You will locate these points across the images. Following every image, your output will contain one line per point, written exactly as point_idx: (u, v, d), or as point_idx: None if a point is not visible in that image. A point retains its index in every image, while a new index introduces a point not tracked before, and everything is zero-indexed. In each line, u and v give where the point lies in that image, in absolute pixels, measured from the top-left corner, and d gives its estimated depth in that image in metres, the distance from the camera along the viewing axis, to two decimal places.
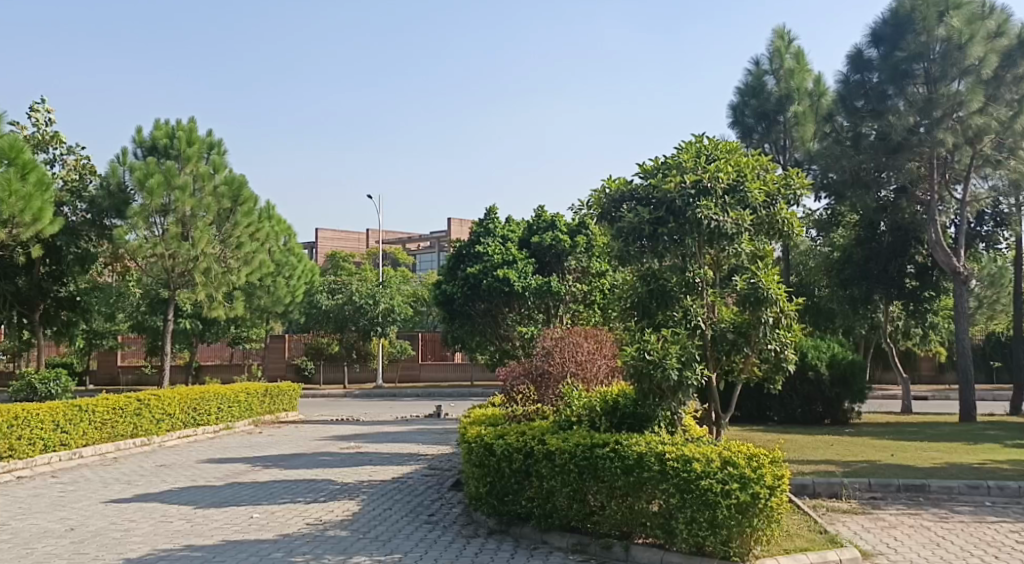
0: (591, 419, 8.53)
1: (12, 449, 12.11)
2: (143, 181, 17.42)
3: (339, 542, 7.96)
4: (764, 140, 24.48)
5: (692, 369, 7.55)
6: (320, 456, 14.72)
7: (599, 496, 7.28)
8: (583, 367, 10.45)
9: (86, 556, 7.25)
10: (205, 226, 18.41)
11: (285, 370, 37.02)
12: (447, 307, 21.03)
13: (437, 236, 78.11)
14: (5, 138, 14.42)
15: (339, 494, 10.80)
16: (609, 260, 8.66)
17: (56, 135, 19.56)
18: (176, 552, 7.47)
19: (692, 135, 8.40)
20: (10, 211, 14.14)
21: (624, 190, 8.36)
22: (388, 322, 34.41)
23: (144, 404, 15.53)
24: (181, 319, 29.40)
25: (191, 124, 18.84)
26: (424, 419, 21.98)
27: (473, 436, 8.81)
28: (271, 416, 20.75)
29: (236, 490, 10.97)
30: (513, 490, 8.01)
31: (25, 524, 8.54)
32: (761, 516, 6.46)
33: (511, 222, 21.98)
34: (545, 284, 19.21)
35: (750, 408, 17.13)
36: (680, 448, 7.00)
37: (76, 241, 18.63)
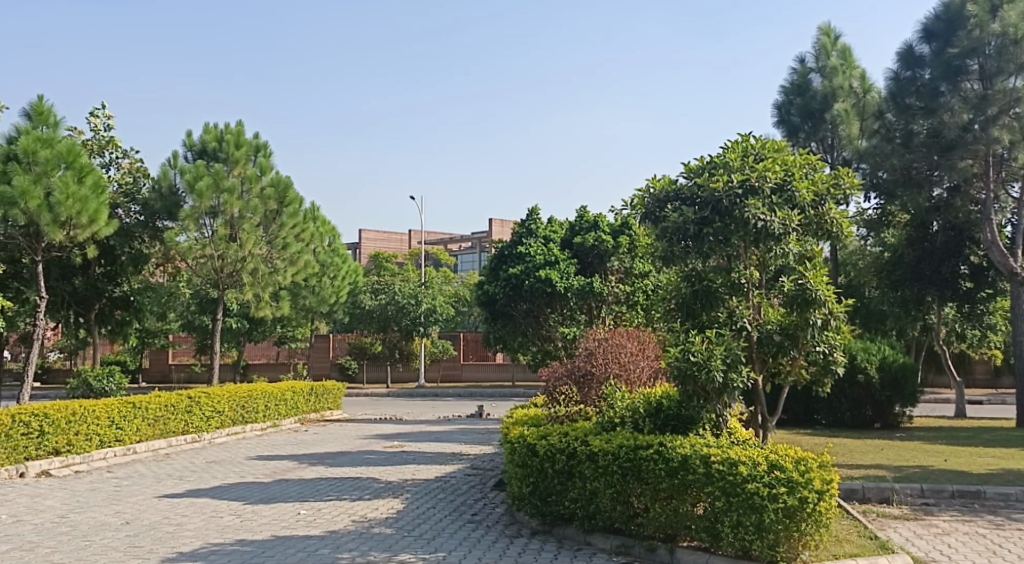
0: (634, 420, 8.51)
1: (69, 444, 12.45)
2: (192, 183, 17.78)
3: (384, 540, 8.03)
4: (810, 139, 24.15)
5: (738, 372, 7.48)
6: (365, 455, 14.86)
7: (643, 498, 7.25)
8: (626, 369, 10.40)
9: (142, 549, 7.42)
10: (252, 228, 18.72)
11: (330, 370, 37.47)
12: (490, 307, 21.17)
13: (479, 237, 78.39)
14: (64, 143, 14.92)
15: (384, 493, 10.89)
16: (653, 260, 8.62)
17: (112, 140, 20.05)
18: (227, 546, 7.61)
19: (738, 134, 8.31)
20: (67, 213, 14.54)
21: (669, 190, 8.30)
22: (430, 323, 34.62)
23: (195, 401, 15.83)
24: (228, 318, 29.96)
25: (239, 127, 19.12)
26: (467, 419, 22.08)
27: (515, 436, 8.83)
28: (316, 415, 21.01)
29: (284, 487, 11.14)
30: (556, 491, 8.01)
31: (83, 517, 8.78)
32: (809, 521, 6.36)
33: (553, 222, 22.06)
34: (588, 285, 19.13)
35: (797, 412, 16.81)
36: (726, 451, 6.92)
37: (129, 242, 19.13)
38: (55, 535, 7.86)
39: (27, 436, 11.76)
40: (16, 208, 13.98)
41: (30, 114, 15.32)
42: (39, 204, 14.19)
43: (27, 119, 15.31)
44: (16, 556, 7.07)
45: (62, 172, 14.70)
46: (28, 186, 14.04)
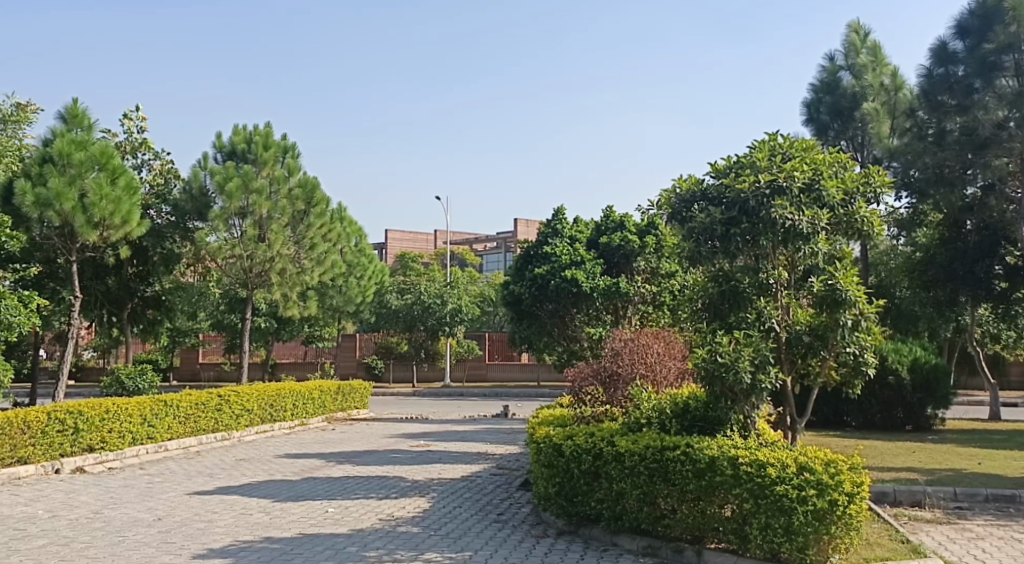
0: (661, 422, 8.50)
1: (103, 441, 12.64)
2: (222, 184, 17.97)
3: (410, 538, 8.07)
4: (840, 137, 23.86)
5: (766, 373, 7.42)
6: (392, 454, 14.94)
7: (670, 499, 7.22)
8: (652, 369, 10.38)
9: (174, 544, 7.52)
10: (280, 228, 18.89)
11: (357, 369, 37.70)
12: (515, 307, 21.15)
13: (504, 237, 78.50)
14: (97, 145, 15.12)
15: (410, 492, 10.95)
16: (679, 260, 8.59)
17: (145, 142, 20.32)
18: (257, 543, 7.69)
19: (766, 133, 8.26)
20: (100, 214, 14.76)
21: (695, 190, 8.27)
22: (456, 323, 34.73)
23: (225, 399, 16.00)
24: (257, 318, 30.26)
25: (267, 129, 19.29)
26: (493, 419, 22.12)
27: (541, 436, 8.84)
28: (344, 414, 21.17)
29: (312, 485, 11.24)
30: (583, 491, 8.00)
31: (116, 513, 8.91)
32: (839, 523, 6.32)
33: (579, 222, 22.04)
34: (613, 285, 19.05)
35: (826, 413, 16.72)
36: (754, 452, 6.87)
37: (162, 242, 19.33)
38: (89, 530, 7.99)
39: (63, 433, 11.95)
40: (51, 210, 14.32)
41: (65, 117, 15.57)
42: (73, 206, 14.45)
43: (62, 122, 15.59)
44: (52, 550, 7.19)
45: (96, 174, 14.93)
46: (63, 188, 14.34)
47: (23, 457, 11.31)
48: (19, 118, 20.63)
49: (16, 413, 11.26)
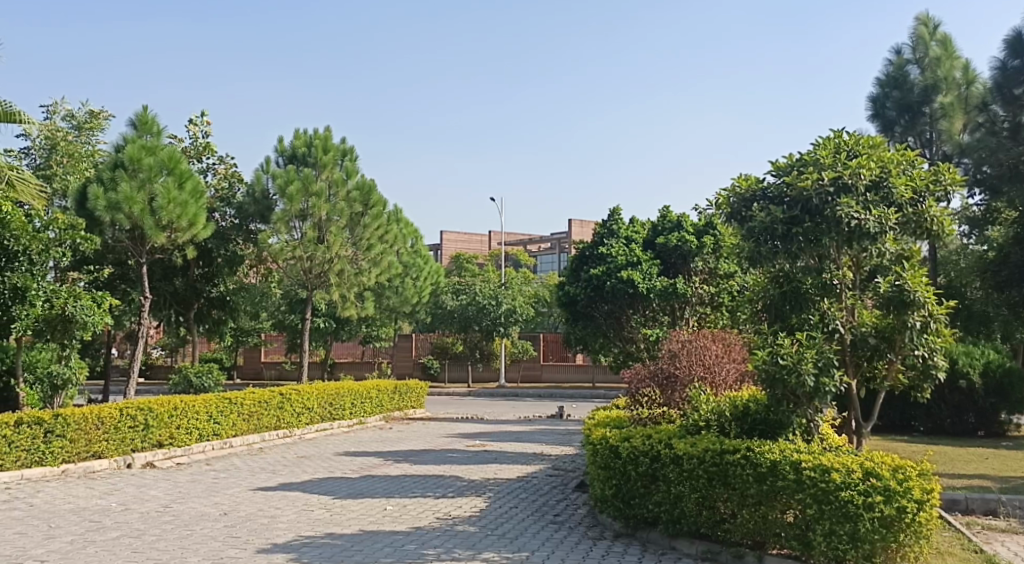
0: (720, 424, 8.45)
1: (171, 437, 12.98)
2: (283, 187, 18.36)
3: (467, 538, 8.11)
4: (907, 133, 23.13)
5: (830, 376, 7.25)
6: (448, 453, 15.06)
7: (730, 504, 7.12)
8: (711, 371, 10.22)
9: (239, 539, 7.68)
10: (339, 230, 19.19)
11: (413, 369, 38.03)
12: (570, 308, 21.06)
13: (558, 238, 78.39)
14: (166, 150, 15.48)
15: (467, 491, 11.01)
16: (739, 260, 8.45)
17: (209, 146, 20.81)
18: (319, 539, 7.81)
19: (829, 130, 8.10)
20: (168, 217, 15.13)
21: (756, 189, 8.13)
22: (510, 323, 34.83)
23: (286, 398, 16.28)
24: (317, 318, 30.78)
25: (327, 132, 19.62)
26: (549, 420, 22.12)
27: (598, 437, 8.79)
28: (401, 413, 21.40)
29: (371, 483, 11.39)
30: (640, 493, 7.92)
31: (185, 507, 9.14)
32: (908, 531, 6.20)
33: (635, 223, 21.87)
34: (670, 286, 19.03)
35: (893, 418, 16.36)
36: (818, 457, 6.74)
37: (226, 244, 19.84)
38: (158, 523, 8.21)
39: (134, 429, 12.31)
40: (121, 214, 14.78)
41: (135, 124, 16.07)
42: (142, 209, 14.89)
43: (133, 128, 16.07)
44: (125, 542, 7.40)
45: (164, 178, 15.33)
46: (132, 193, 14.81)
47: (97, 451, 11.68)
48: (92, 125, 21.33)
49: (90, 409, 11.63)
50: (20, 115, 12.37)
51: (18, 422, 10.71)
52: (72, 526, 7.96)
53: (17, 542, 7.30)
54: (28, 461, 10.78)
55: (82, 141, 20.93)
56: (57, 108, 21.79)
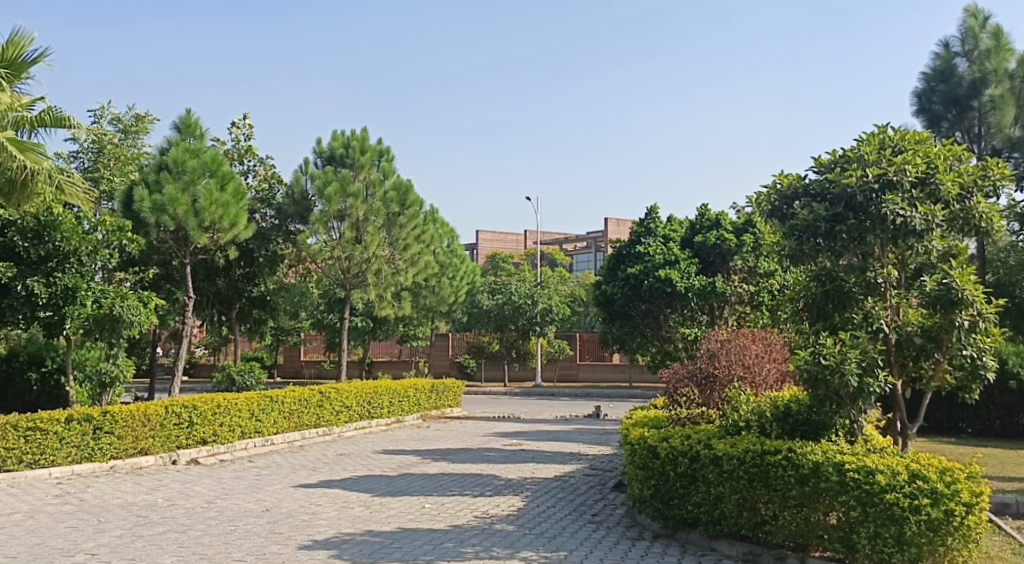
0: (761, 424, 8.35)
1: (215, 434, 13.17)
2: (322, 188, 18.56)
3: (506, 536, 8.11)
4: (954, 128, 22.75)
5: (874, 377, 7.14)
6: (486, 452, 15.08)
7: (771, 505, 7.02)
8: (750, 371, 10.10)
9: (282, 535, 7.76)
10: (376, 230, 19.29)
11: (449, 368, 38.16)
12: (607, 308, 20.98)
13: (593, 237, 78.05)
14: (208, 152, 15.78)
15: (505, 490, 11.01)
16: (779, 258, 8.34)
17: (250, 149, 21.09)
18: (359, 535, 7.87)
19: (874, 126, 7.97)
20: (210, 219, 15.36)
21: (797, 186, 8.02)
22: (547, 322, 34.80)
23: (326, 396, 16.43)
24: (355, 318, 31.08)
25: (364, 133, 19.78)
26: (586, 420, 22.06)
27: (636, 437, 8.73)
28: (438, 412, 21.49)
29: (409, 481, 11.45)
30: (680, 494, 7.85)
31: (228, 503, 9.26)
32: (956, 535, 6.06)
33: (672, 221, 21.74)
34: (709, 285, 18.92)
35: (939, 419, 16.13)
36: (862, 458, 6.62)
37: (267, 244, 20.11)
38: (203, 519, 8.33)
39: (179, 426, 12.53)
40: (166, 215, 15.05)
41: (179, 127, 16.34)
42: (186, 210, 15.12)
43: (177, 132, 16.35)
44: (171, 537, 7.51)
45: (206, 180, 15.60)
46: (177, 194, 15.05)
47: (144, 448, 11.90)
48: (138, 129, 21.75)
49: (137, 407, 11.86)
50: (71, 119, 12.62)
51: (68, 418, 10.97)
52: (120, 521, 8.11)
53: (68, 535, 7.45)
54: (78, 456, 11.01)
55: (128, 144, 21.35)
56: (104, 112, 22.25)
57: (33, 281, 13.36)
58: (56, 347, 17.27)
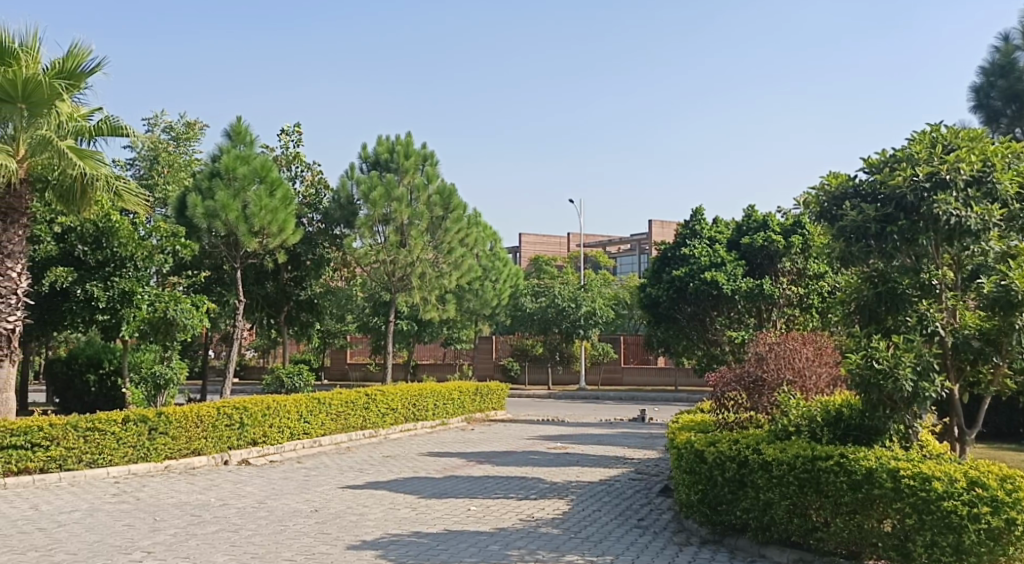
0: (811, 430, 8.22)
1: (265, 435, 13.38)
2: (367, 193, 18.85)
3: (551, 539, 8.10)
4: (1014, 127, 18.89)
5: (930, 381, 6.96)
6: (531, 455, 15.05)
7: (823, 511, 6.89)
8: (801, 375, 9.91)
9: (330, 535, 7.83)
10: (420, 234, 19.43)
11: (494, 371, 38.21)
12: (652, 310, 20.85)
13: (638, 239, 77.44)
14: (257, 159, 16.04)
15: (550, 493, 10.98)
16: (829, 260, 8.18)
17: (298, 155, 21.38)
18: (406, 537, 7.91)
19: (925, 124, 7.75)
20: (260, 224, 15.64)
21: (847, 186, 7.86)
22: (591, 325, 34.62)
23: (372, 398, 16.57)
24: (400, 320, 31.31)
25: (408, 138, 19.93)
26: (630, 423, 21.93)
27: (681, 441, 8.63)
28: (482, 415, 21.53)
29: (455, 483, 11.48)
30: (727, 499, 7.73)
31: (279, 503, 9.39)
32: (1018, 545, 5.90)
33: (719, 222, 21.57)
34: (757, 287, 18.69)
35: (999, 425, 15.70)
36: (917, 464, 6.46)
37: (313, 248, 20.52)
38: (254, 518, 8.45)
39: (230, 427, 12.72)
40: (218, 221, 15.35)
41: (230, 135, 16.64)
42: (237, 216, 15.37)
43: (227, 139, 16.66)
44: (223, 536, 7.63)
45: (257, 186, 15.85)
46: (229, 200, 15.31)
47: (197, 448, 12.11)
48: (190, 136, 22.19)
49: (190, 409, 12.08)
50: (127, 128, 12.91)
51: (125, 420, 11.21)
52: (175, 519, 8.27)
53: (125, 533, 7.61)
54: (135, 456, 11.26)
55: (180, 152, 21.80)
56: (157, 121, 22.76)
57: (92, 286, 13.78)
58: (114, 350, 17.69)
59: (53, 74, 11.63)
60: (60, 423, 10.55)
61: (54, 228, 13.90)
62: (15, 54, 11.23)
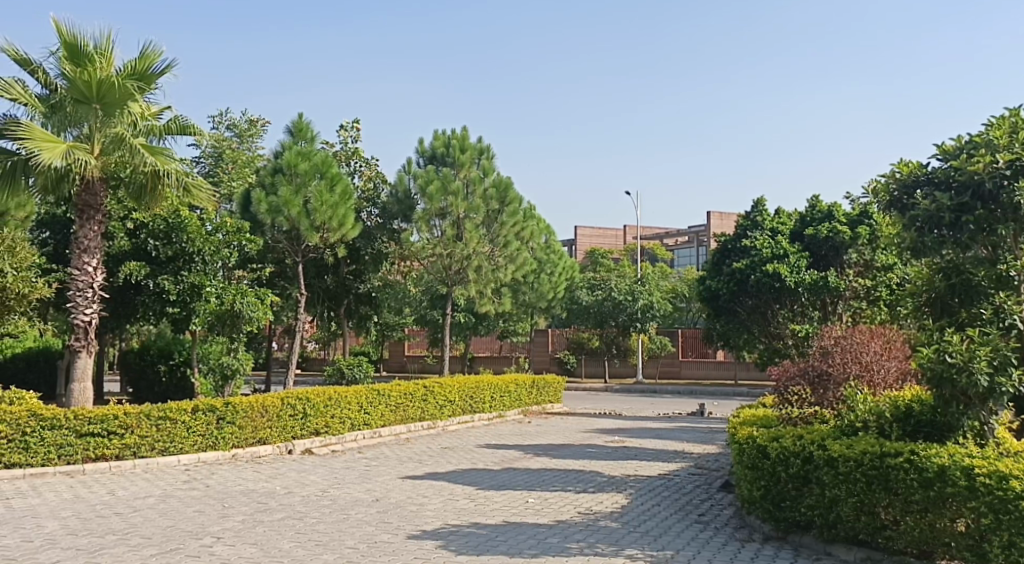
0: (879, 425, 8.01)
1: (327, 426, 13.58)
2: (424, 187, 18.99)
3: (611, 533, 8.04)
4: None
5: (1007, 375, 6.67)
6: (588, 448, 14.99)
7: (892, 510, 6.69)
8: (868, 370, 9.68)
9: (392, 524, 7.90)
10: (475, 227, 19.48)
11: (550, 364, 38.22)
12: (712, 304, 20.52)
13: (696, 231, 76.48)
14: (319, 155, 16.31)
15: (608, 487, 10.92)
16: (899, 251, 7.88)
17: (356, 151, 21.68)
18: (465, 528, 7.94)
19: (1003, 109, 7.40)
20: (321, 219, 15.84)
21: (919, 174, 7.53)
22: (648, 318, 34.19)
23: (430, 390, 16.69)
24: (457, 313, 31.50)
25: (464, 132, 20.01)
26: (689, 418, 21.67)
27: (744, 436, 8.45)
28: (539, 407, 21.54)
29: (513, 475, 11.50)
30: (791, 496, 7.58)
31: (341, 492, 9.52)
32: None
33: (781, 214, 21.10)
34: (821, 280, 18.64)
35: None
36: (993, 462, 6.21)
37: (373, 242, 20.62)
38: (318, 506, 8.56)
39: (294, 417, 12.95)
40: (281, 215, 15.64)
41: (292, 131, 16.91)
42: (299, 212, 15.66)
43: (289, 135, 16.95)
44: (289, 523, 7.75)
45: (318, 182, 16.10)
46: (291, 196, 15.61)
47: (263, 438, 12.35)
48: (252, 133, 22.60)
49: (256, 398, 12.32)
50: (195, 127, 13.20)
51: (194, 409, 11.49)
52: (243, 506, 8.43)
53: (196, 519, 7.79)
54: (204, 445, 11.54)
55: (244, 148, 22.29)
56: (221, 119, 23.25)
57: (164, 279, 14.18)
58: (183, 342, 18.16)
59: (125, 76, 11.94)
60: (134, 412, 10.87)
61: (127, 224, 14.42)
62: (90, 55, 11.57)
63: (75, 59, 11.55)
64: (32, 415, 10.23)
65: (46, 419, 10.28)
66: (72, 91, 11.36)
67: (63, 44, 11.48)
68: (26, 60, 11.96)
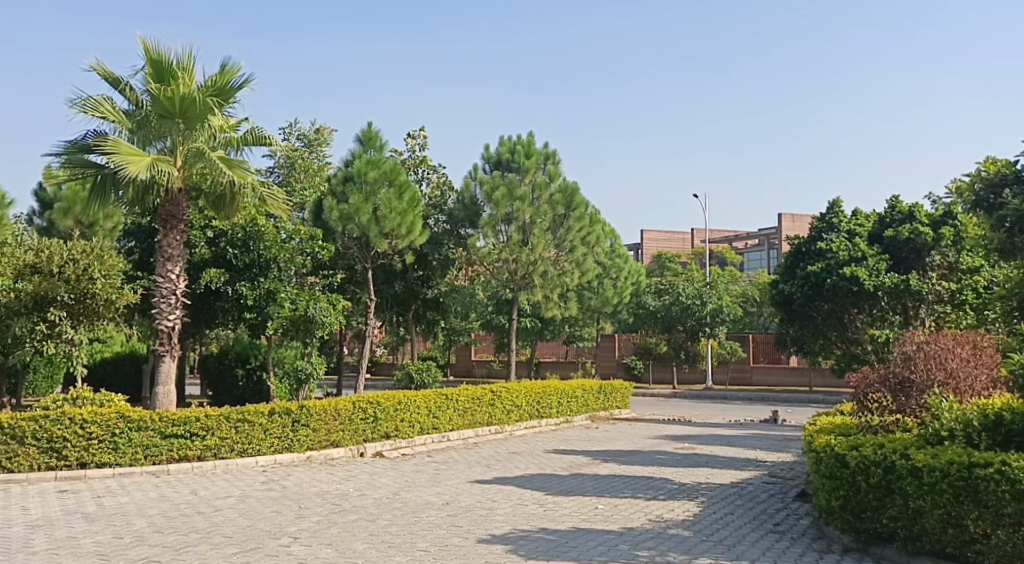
0: (967, 434, 7.69)
1: (397, 429, 13.71)
2: (490, 194, 19.06)
3: (683, 541, 7.90)
4: None
5: None
6: (657, 455, 14.79)
7: (982, 522, 6.38)
8: (954, 377, 9.31)
9: (462, 528, 7.90)
10: (543, 232, 19.49)
11: (616, 369, 37.95)
12: (785, 308, 20.14)
13: (767, 234, 74.95)
14: (387, 163, 16.46)
15: (679, 494, 10.74)
16: (986, 253, 7.48)
17: (423, 159, 21.93)
18: (535, 533, 7.89)
19: None
20: (391, 226, 16.02)
21: (1007, 172, 7.21)
22: (717, 323, 33.65)
23: (497, 394, 16.73)
24: (523, 318, 31.58)
25: (530, 138, 20.08)
26: (761, 425, 21.22)
27: (822, 444, 8.20)
28: (607, 413, 21.38)
29: (581, 481, 11.41)
30: (873, 506, 7.31)
31: (412, 495, 9.58)
32: None
33: (858, 215, 20.58)
34: (901, 283, 18.03)
35: None
36: None
37: (440, 248, 20.81)
38: (390, 509, 8.63)
39: (366, 421, 13.11)
40: (352, 223, 15.88)
41: (362, 140, 17.17)
42: (369, 218, 15.88)
43: (359, 144, 17.20)
44: (363, 525, 7.83)
45: (386, 190, 16.26)
46: (361, 203, 15.84)
47: (336, 440, 12.53)
48: (321, 142, 22.98)
49: (329, 402, 12.52)
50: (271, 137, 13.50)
51: (271, 411, 11.74)
52: (318, 508, 8.55)
53: (273, 519, 7.92)
54: (280, 447, 11.77)
55: (314, 157, 22.72)
56: (292, 129, 23.72)
57: (242, 285, 14.63)
58: (259, 346, 18.62)
59: (206, 91, 12.28)
60: (214, 414, 11.14)
61: (207, 233, 14.72)
62: (173, 71, 11.92)
63: (160, 76, 11.91)
64: (120, 416, 10.56)
65: (134, 420, 10.61)
66: (157, 106, 11.77)
67: (149, 62, 11.86)
68: (114, 78, 12.40)
